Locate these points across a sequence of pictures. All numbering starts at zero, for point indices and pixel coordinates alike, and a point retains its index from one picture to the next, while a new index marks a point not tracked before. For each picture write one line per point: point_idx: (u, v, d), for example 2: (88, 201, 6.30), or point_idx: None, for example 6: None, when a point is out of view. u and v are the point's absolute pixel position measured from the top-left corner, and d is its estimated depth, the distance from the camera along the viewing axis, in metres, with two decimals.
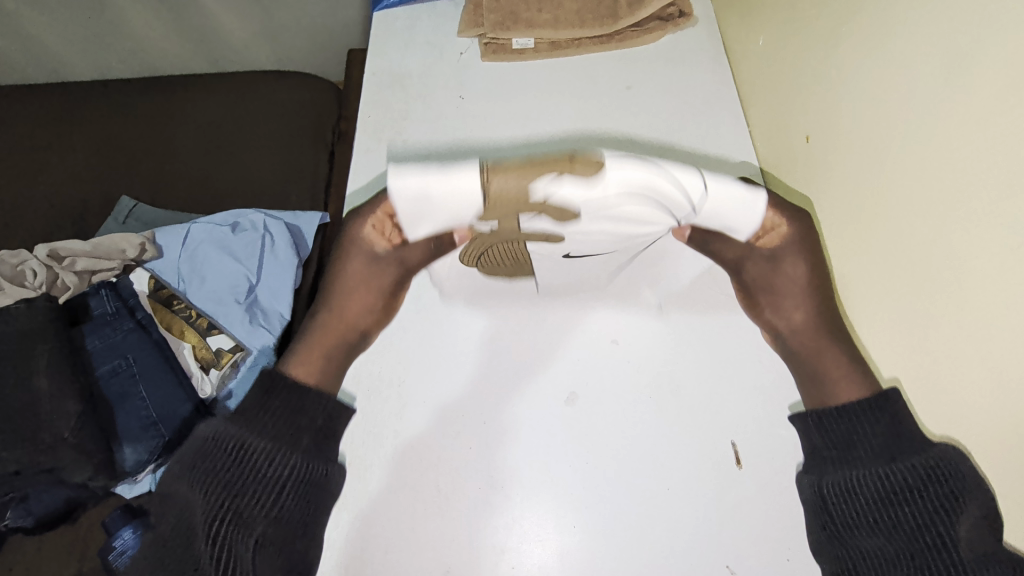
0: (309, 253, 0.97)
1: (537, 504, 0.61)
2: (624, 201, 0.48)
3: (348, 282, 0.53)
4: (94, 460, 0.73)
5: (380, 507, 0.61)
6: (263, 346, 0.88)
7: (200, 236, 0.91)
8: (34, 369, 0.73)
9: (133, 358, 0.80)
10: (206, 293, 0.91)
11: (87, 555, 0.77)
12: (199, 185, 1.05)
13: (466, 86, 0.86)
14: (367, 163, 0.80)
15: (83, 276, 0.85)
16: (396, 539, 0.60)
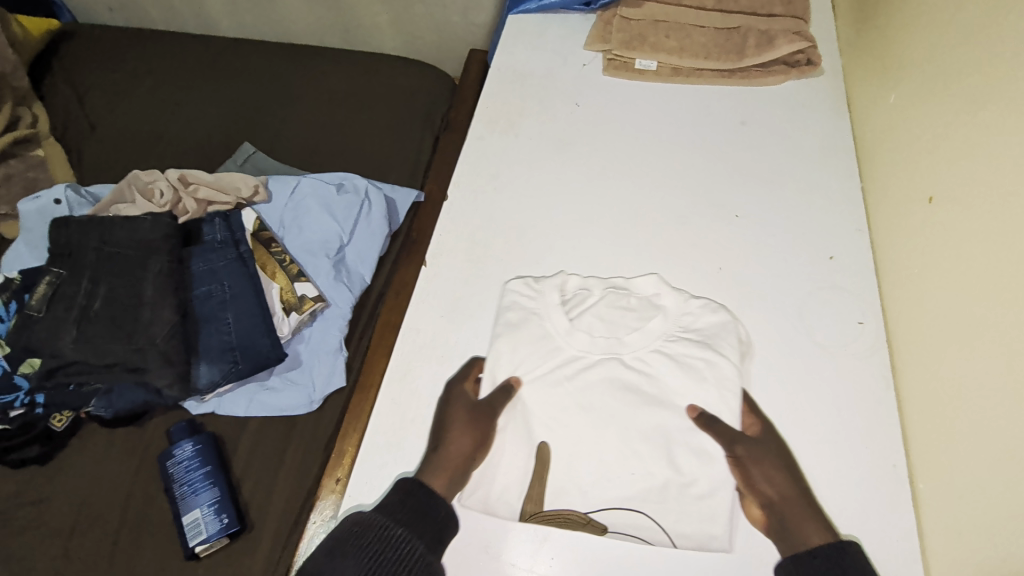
0: (398, 226, 1.02)
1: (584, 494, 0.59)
2: (660, 477, 0.60)
3: (448, 427, 0.62)
4: (175, 369, 0.79)
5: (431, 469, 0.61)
6: (342, 302, 0.92)
7: (307, 190, 0.98)
8: (145, 276, 0.81)
9: (227, 286, 0.86)
10: (301, 242, 0.95)
11: (144, 459, 0.82)
12: (312, 145, 1.13)
13: (583, 95, 0.89)
14: (477, 149, 0.83)
15: (202, 205, 0.92)
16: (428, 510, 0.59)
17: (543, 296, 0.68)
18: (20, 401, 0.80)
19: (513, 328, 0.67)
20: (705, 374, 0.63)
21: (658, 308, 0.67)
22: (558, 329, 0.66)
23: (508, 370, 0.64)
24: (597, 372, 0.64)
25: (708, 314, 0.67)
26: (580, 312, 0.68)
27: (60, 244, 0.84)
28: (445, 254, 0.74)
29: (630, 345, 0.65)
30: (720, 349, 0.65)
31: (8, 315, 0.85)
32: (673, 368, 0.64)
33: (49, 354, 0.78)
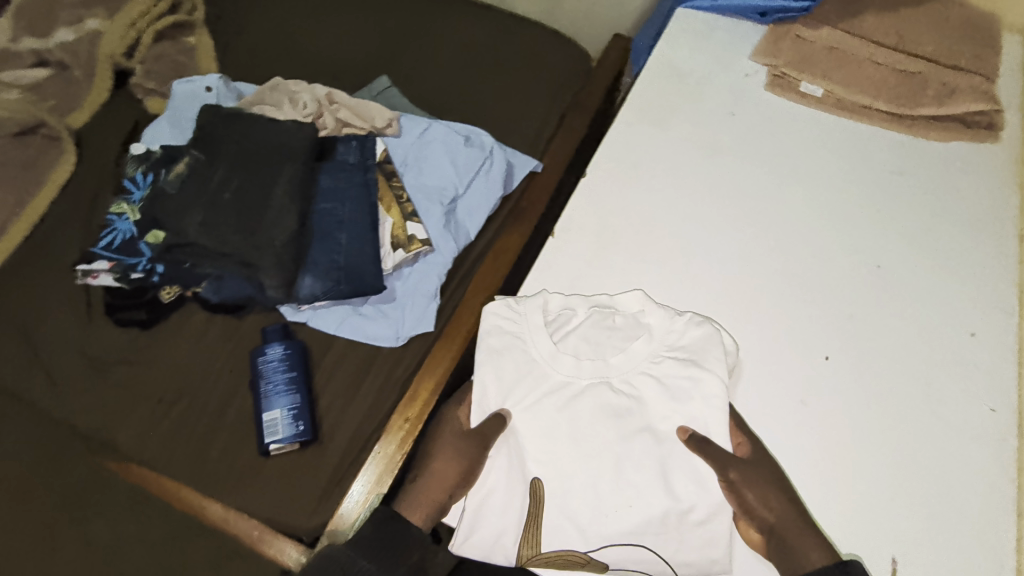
0: (512, 191, 1.02)
1: (659, 500, 0.57)
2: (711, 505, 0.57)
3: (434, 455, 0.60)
4: (284, 273, 0.82)
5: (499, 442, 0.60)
6: (445, 251, 0.92)
7: (436, 134, 0.98)
8: (277, 179, 0.84)
9: (347, 208, 0.87)
10: (419, 183, 0.96)
11: (235, 350, 0.84)
12: (444, 92, 1.13)
13: (739, 105, 0.85)
14: (622, 135, 0.81)
15: (337, 124, 0.94)
16: (494, 484, 0.60)
17: (525, 318, 0.63)
18: (141, 266, 0.84)
19: (497, 355, 0.62)
20: (692, 395, 0.60)
21: (644, 326, 0.64)
22: (545, 350, 0.62)
23: (491, 393, 0.61)
24: (587, 398, 0.61)
25: (693, 330, 0.62)
26: (565, 337, 0.64)
27: (205, 130, 0.87)
28: (575, 229, 0.71)
29: (609, 365, 0.62)
30: (705, 365, 0.61)
31: (143, 184, 0.90)
32: (660, 393, 0.61)
33: (172, 229, 0.82)
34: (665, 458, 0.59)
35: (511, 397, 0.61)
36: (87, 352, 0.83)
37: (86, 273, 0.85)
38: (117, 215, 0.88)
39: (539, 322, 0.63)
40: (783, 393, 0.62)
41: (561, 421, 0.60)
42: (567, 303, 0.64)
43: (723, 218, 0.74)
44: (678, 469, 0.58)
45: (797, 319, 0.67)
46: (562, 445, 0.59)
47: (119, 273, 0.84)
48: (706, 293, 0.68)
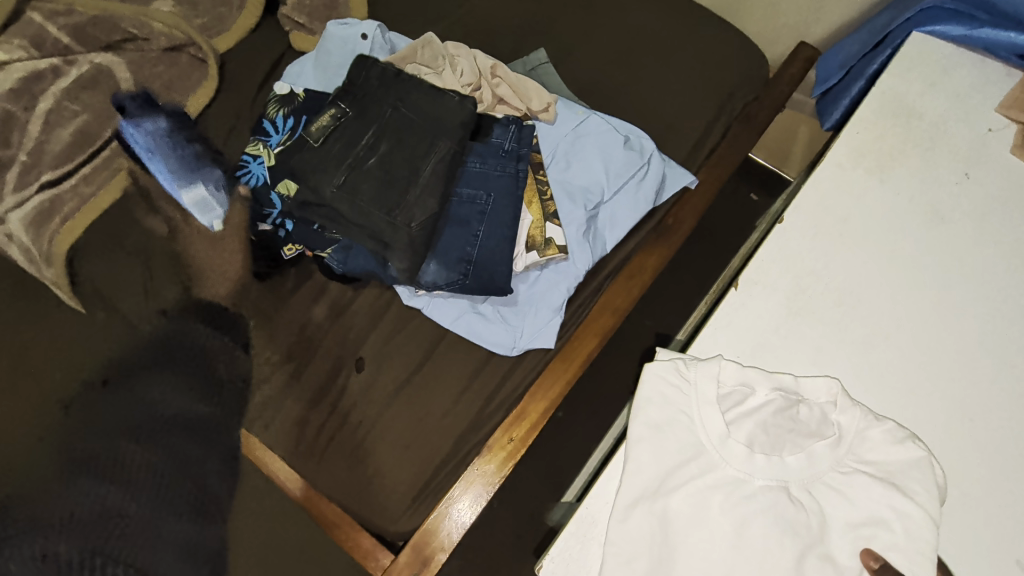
0: (660, 205, 0.91)
1: None
2: None
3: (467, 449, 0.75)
4: (414, 256, 0.75)
5: (641, 530, 0.47)
6: (580, 261, 0.83)
7: (594, 129, 0.88)
8: (427, 154, 0.76)
9: (492, 199, 0.79)
10: (565, 180, 0.87)
11: (344, 323, 0.80)
12: (602, 80, 1.01)
13: (976, 164, 0.70)
14: (830, 179, 0.68)
15: (493, 100, 0.85)
16: None
17: (696, 390, 0.51)
18: (272, 219, 0.80)
19: (658, 429, 0.50)
20: (891, 527, 0.48)
21: (833, 427, 0.52)
22: (713, 432, 0.50)
23: (643, 471, 0.49)
24: (762, 503, 0.48)
25: (890, 444, 0.51)
26: (733, 416, 0.52)
27: (358, 84, 0.81)
28: (763, 286, 0.61)
29: (784, 462, 0.50)
30: (910, 494, 0.49)
31: (283, 128, 0.84)
32: (845, 512, 0.49)
33: (309, 187, 0.76)
34: None
35: (671, 481, 0.48)
36: (206, 294, 0.83)
37: (214, 213, 0.83)
38: (252, 157, 0.83)
39: (711, 395, 0.51)
40: (993, 545, 0.50)
41: (728, 524, 0.47)
42: (745, 380, 0.52)
43: (942, 308, 0.61)
44: None
45: None
46: (725, 553, 0.46)
47: (248, 223, 0.82)
48: (909, 395, 0.56)
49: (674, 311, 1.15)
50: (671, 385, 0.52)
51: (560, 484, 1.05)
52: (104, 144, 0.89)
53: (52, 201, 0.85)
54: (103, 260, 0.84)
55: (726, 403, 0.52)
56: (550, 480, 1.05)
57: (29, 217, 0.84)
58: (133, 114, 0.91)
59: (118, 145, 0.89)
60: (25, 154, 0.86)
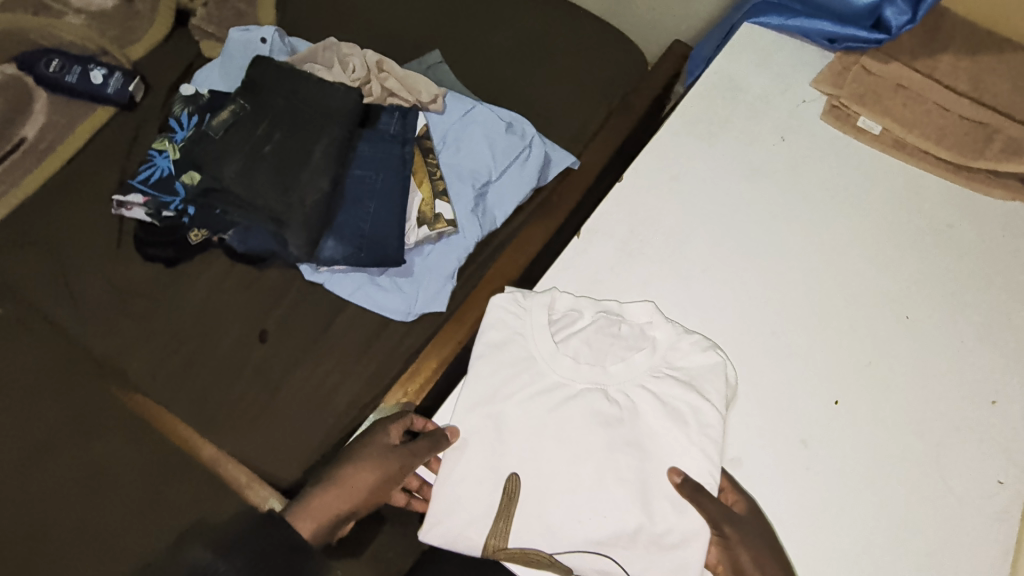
0: (545, 184, 1.02)
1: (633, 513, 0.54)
2: (686, 530, 0.54)
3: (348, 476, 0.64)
4: (310, 233, 0.83)
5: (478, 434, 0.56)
6: (469, 234, 0.92)
7: (479, 116, 0.98)
8: (317, 139, 0.84)
9: (380, 177, 0.87)
10: (454, 163, 0.96)
11: (250, 300, 0.86)
12: (494, 76, 1.12)
13: (792, 130, 0.82)
14: (666, 145, 0.79)
15: (383, 93, 0.94)
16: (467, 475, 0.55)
17: (529, 315, 0.60)
18: (175, 206, 0.86)
19: (496, 348, 0.59)
20: (687, 418, 0.57)
21: (649, 340, 0.60)
22: (542, 350, 0.59)
23: (481, 385, 0.57)
24: (580, 403, 0.57)
25: (696, 352, 0.60)
26: (564, 337, 0.61)
27: (255, 81, 0.89)
28: (602, 235, 0.70)
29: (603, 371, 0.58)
30: (705, 390, 0.58)
31: (188, 125, 0.91)
32: (654, 409, 0.58)
33: (211, 175, 0.84)
34: (647, 477, 0.55)
35: (504, 391, 0.57)
36: (111, 280, 0.86)
37: (120, 203, 0.87)
38: (159, 152, 0.89)
39: (543, 318, 0.60)
40: (778, 433, 0.62)
41: (551, 421, 0.56)
42: (575, 305, 0.61)
43: (752, 248, 0.72)
44: (663, 486, 0.55)
45: (807, 363, 0.66)
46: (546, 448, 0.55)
47: (152, 209, 0.85)
48: (718, 317, 0.68)
49: None
50: (512, 314, 0.60)
51: None
52: (14, 147, 0.95)
53: None
54: (11, 256, 0.88)
55: (559, 327, 0.61)
56: None
57: None
58: (43, 119, 0.97)
59: (29, 148, 0.95)
60: None
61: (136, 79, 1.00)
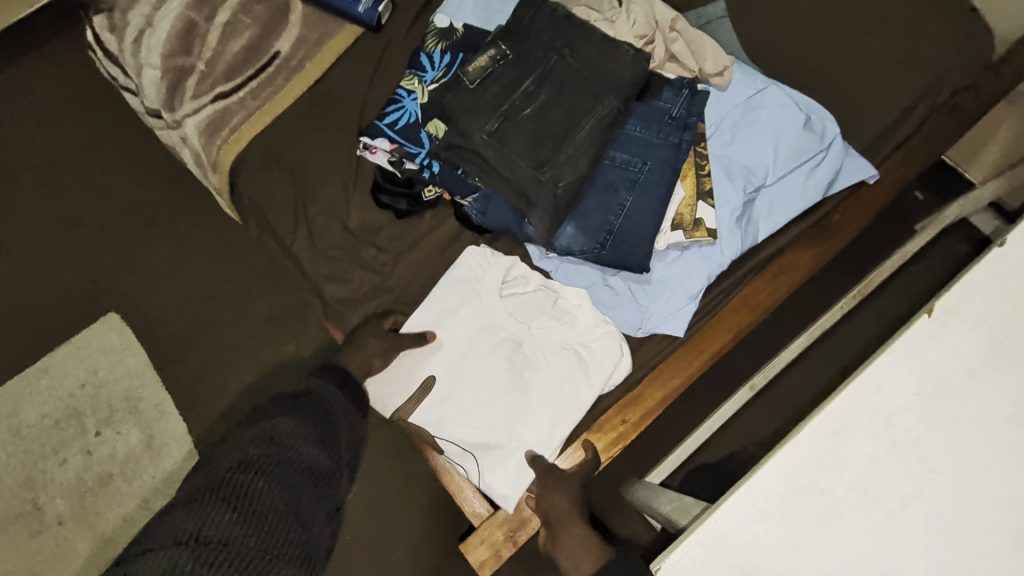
0: (832, 198, 0.81)
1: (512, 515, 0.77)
2: (523, 437, 0.75)
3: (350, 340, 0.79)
4: (555, 219, 0.73)
5: (460, 398, 0.78)
6: (728, 248, 0.76)
7: (771, 102, 0.78)
8: (589, 110, 0.72)
9: (647, 166, 0.74)
10: (725, 155, 0.78)
11: (476, 273, 0.81)
12: (786, 43, 0.89)
13: None
14: None
15: (664, 58, 0.78)
16: (405, 365, 0.80)
17: (490, 271, 0.80)
18: (419, 158, 0.80)
19: (461, 278, 0.80)
20: (582, 373, 0.76)
21: (575, 318, 0.78)
22: (873, 452, 0.49)
23: (458, 339, 0.79)
24: (502, 343, 0.79)
25: (607, 340, 0.77)
26: (522, 292, 0.81)
27: (524, 25, 0.76)
28: (965, 318, 0.52)
29: (950, 501, 0.48)
30: (606, 357, 0.76)
31: (439, 64, 0.83)
32: (563, 369, 0.77)
33: (459, 129, 0.74)
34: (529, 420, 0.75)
35: (453, 313, 0.80)
36: (346, 224, 0.84)
37: (366, 145, 0.82)
38: (407, 92, 0.82)
39: (502, 269, 0.79)
40: None
41: (507, 370, 0.77)
42: (528, 278, 0.80)
43: None
44: (538, 416, 0.76)
45: None
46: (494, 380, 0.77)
47: (396, 158, 0.80)
48: None
49: (804, 309, 1.09)
50: (477, 252, 0.81)
51: (647, 464, 1.03)
52: (267, 61, 0.92)
53: (221, 112, 0.91)
54: (258, 175, 0.88)
55: (514, 270, 0.80)
56: (638, 459, 1.04)
57: (204, 124, 0.91)
58: (296, 33, 0.93)
59: (281, 63, 0.92)
60: (203, 63, 0.92)
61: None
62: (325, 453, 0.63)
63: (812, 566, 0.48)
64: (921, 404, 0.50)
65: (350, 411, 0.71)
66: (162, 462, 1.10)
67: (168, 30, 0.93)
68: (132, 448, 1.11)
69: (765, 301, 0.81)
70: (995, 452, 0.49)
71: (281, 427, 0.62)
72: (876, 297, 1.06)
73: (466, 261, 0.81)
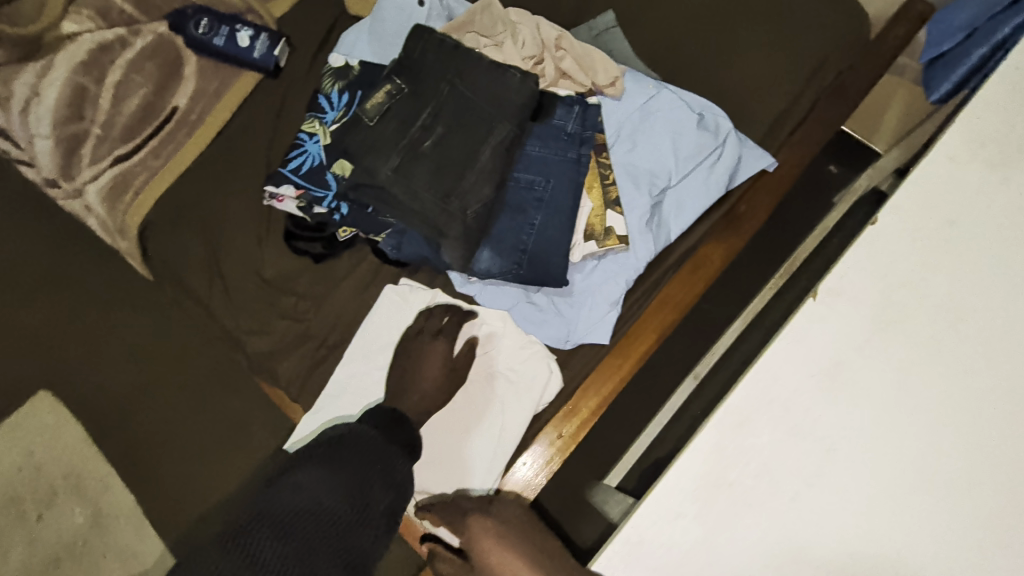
0: (735, 189, 0.84)
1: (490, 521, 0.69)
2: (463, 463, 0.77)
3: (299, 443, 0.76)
4: (467, 246, 0.73)
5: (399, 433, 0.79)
6: (642, 252, 0.78)
7: (664, 105, 0.81)
8: (484, 138, 0.73)
9: (548, 184, 0.75)
10: (628, 161, 0.81)
11: (401, 308, 0.81)
12: (675, 46, 0.92)
13: None
14: (940, 176, 0.58)
15: (556, 75, 0.80)
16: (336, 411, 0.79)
17: (412, 305, 0.81)
18: (326, 202, 0.79)
19: (384, 314, 0.81)
20: (512, 393, 0.78)
21: (499, 339, 0.81)
22: (775, 439, 0.51)
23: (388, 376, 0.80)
24: (432, 374, 0.80)
25: (534, 357, 0.78)
26: (445, 322, 0.81)
27: (415, 57, 0.76)
28: (848, 299, 0.54)
29: (848, 473, 0.51)
30: (534, 375, 0.78)
31: (338, 105, 0.82)
32: (493, 392, 0.79)
33: (362, 169, 0.74)
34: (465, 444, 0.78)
35: (380, 351, 0.81)
36: (263, 274, 0.83)
37: (272, 194, 0.81)
38: (308, 136, 0.81)
39: (423, 302, 0.81)
40: None
41: (440, 399, 0.79)
42: (450, 307, 0.82)
43: None
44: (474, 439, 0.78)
45: None
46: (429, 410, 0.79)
47: (303, 204, 0.80)
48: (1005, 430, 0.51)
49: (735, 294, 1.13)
50: (398, 287, 0.81)
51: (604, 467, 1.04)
52: (166, 118, 0.91)
53: (123, 175, 0.89)
54: (169, 235, 0.87)
55: (435, 302, 0.82)
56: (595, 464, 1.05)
57: (106, 189, 0.89)
58: (193, 86, 0.92)
59: (180, 119, 0.91)
60: (98, 127, 0.90)
61: (282, 43, 0.92)
62: (348, 503, 0.58)
63: (727, 553, 0.49)
64: (815, 387, 0.52)
65: (388, 452, 0.67)
66: (109, 538, 1.05)
67: (56, 97, 0.90)
68: (78, 526, 1.06)
69: (687, 296, 0.82)
70: (885, 423, 0.52)
71: (306, 480, 0.59)
72: (799, 274, 1.11)
73: (386, 299, 0.81)
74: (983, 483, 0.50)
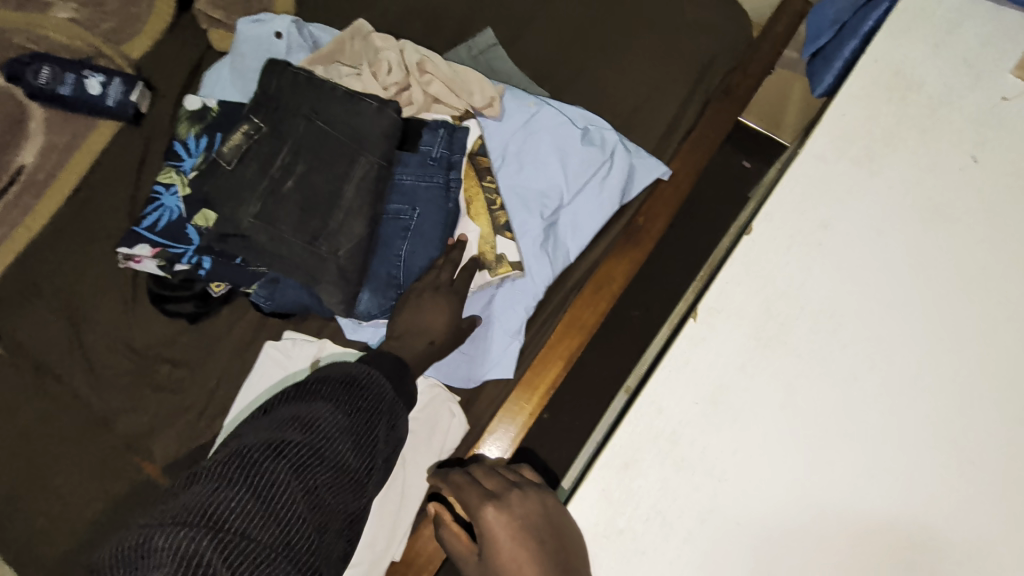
0: (630, 200, 0.82)
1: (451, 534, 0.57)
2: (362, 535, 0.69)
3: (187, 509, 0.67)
4: (348, 290, 0.67)
5: None
6: (539, 277, 0.75)
7: (547, 121, 0.78)
8: (344, 173, 0.68)
9: (418, 213, 0.72)
10: (516, 183, 0.77)
11: (279, 362, 0.73)
12: (560, 60, 0.90)
13: (989, 143, 0.56)
14: (810, 178, 0.56)
15: (427, 100, 0.77)
16: None
17: (295, 362, 0.73)
18: (188, 257, 0.72)
19: (264, 375, 0.73)
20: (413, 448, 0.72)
21: None
22: (664, 476, 0.48)
23: None
24: None
25: (435, 403, 0.73)
26: None
27: (271, 93, 0.71)
28: (728, 315, 0.52)
29: (740, 502, 0.48)
30: (436, 424, 0.73)
31: (197, 150, 0.76)
32: None
33: (225, 218, 0.67)
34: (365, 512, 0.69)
35: None
36: (132, 342, 0.75)
37: (127, 255, 0.74)
38: (165, 186, 0.75)
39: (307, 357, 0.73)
40: None
41: None
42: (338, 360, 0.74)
43: (939, 339, 0.52)
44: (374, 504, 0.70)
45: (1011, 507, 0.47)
46: None
47: (164, 263, 0.73)
48: (897, 437, 0.49)
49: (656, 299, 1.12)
50: (278, 343, 0.74)
51: None
52: (13, 179, 0.82)
53: None
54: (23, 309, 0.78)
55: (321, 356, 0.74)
56: None
57: None
58: (41, 141, 0.84)
59: (29, 178, 0.82)
60: None
61: (140, 85, 0.83)
62: (359, 450, 0.53)
63: None
64: (700, 414, 0.49)
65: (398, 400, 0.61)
66: None
67: None
68: None
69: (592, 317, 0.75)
70: (777, 446, 0.49)
71: (319, 412, 0.53)
72: None
73: (266, 359, 0.73)
74: (876, 493, 0.48)
